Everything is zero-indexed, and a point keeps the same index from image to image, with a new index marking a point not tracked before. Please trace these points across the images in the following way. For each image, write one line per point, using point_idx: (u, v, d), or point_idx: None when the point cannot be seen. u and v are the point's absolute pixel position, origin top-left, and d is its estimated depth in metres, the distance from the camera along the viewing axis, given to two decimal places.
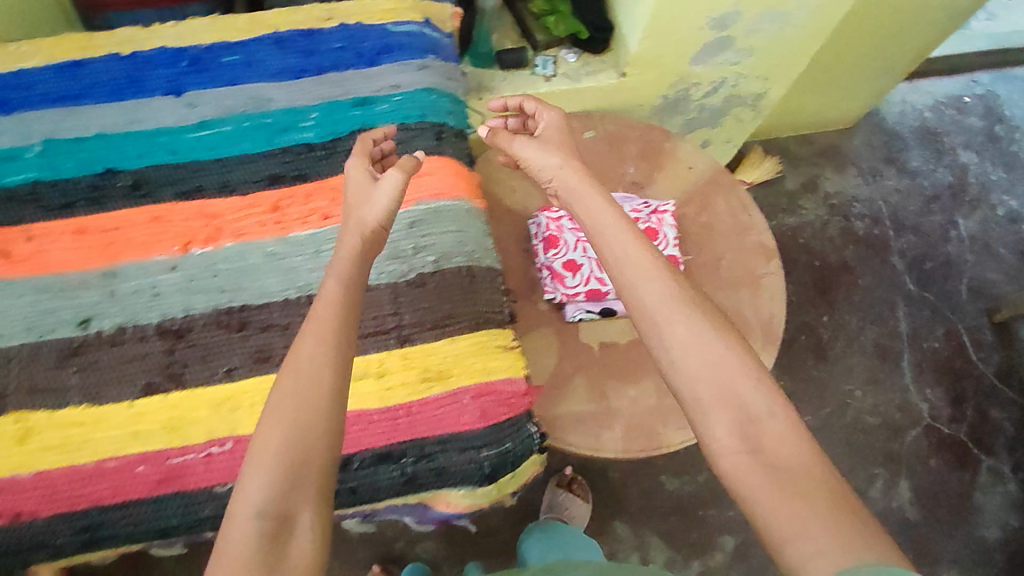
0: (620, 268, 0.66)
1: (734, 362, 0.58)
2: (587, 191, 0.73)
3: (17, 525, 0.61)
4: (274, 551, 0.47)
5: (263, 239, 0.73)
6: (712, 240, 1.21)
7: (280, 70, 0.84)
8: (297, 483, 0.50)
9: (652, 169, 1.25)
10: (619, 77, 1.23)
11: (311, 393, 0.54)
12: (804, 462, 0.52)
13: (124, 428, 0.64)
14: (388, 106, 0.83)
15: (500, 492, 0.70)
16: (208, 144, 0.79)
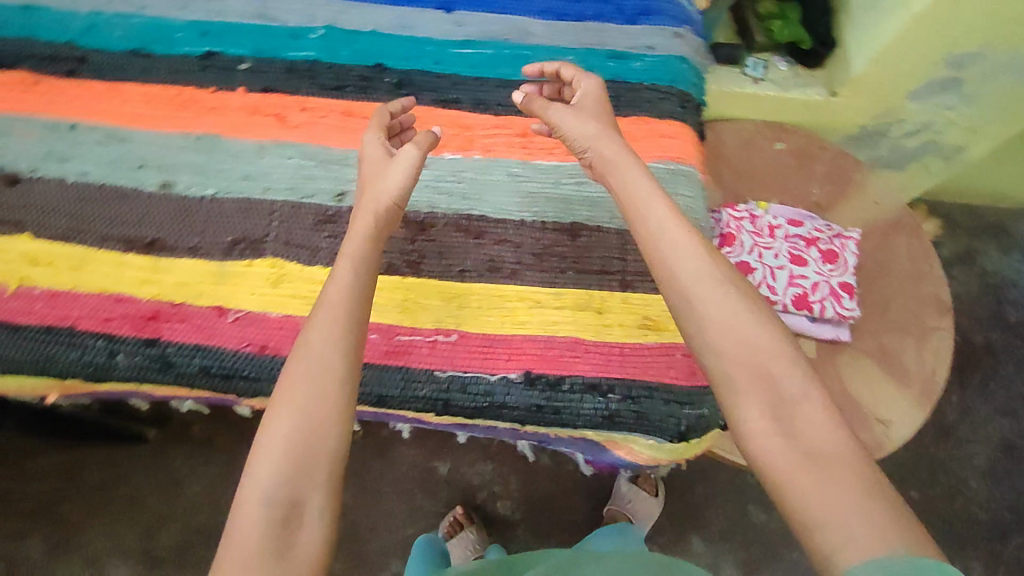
0: (650, 234, 0.59)
1: (768, 341, 0.52)
2: (616, 144, 0.65)
3: (260, 355, 0.66)
4: (284, 537, 0.47)
5: (509, 159, 0.77)
6: (885, 282, 1.09)
7: (544, 10, 0.86)
8: (308, 472, 0.50)
9: (838, 196, 1.15)
10: (828, 95, 1.13)
11: (321, 383, 0.53)
12: (839, 449, 0.46)
13: None
14: (641, 65, 0.84)
15: (682, 455, 0.71)
16: (470, 61, 0.83)
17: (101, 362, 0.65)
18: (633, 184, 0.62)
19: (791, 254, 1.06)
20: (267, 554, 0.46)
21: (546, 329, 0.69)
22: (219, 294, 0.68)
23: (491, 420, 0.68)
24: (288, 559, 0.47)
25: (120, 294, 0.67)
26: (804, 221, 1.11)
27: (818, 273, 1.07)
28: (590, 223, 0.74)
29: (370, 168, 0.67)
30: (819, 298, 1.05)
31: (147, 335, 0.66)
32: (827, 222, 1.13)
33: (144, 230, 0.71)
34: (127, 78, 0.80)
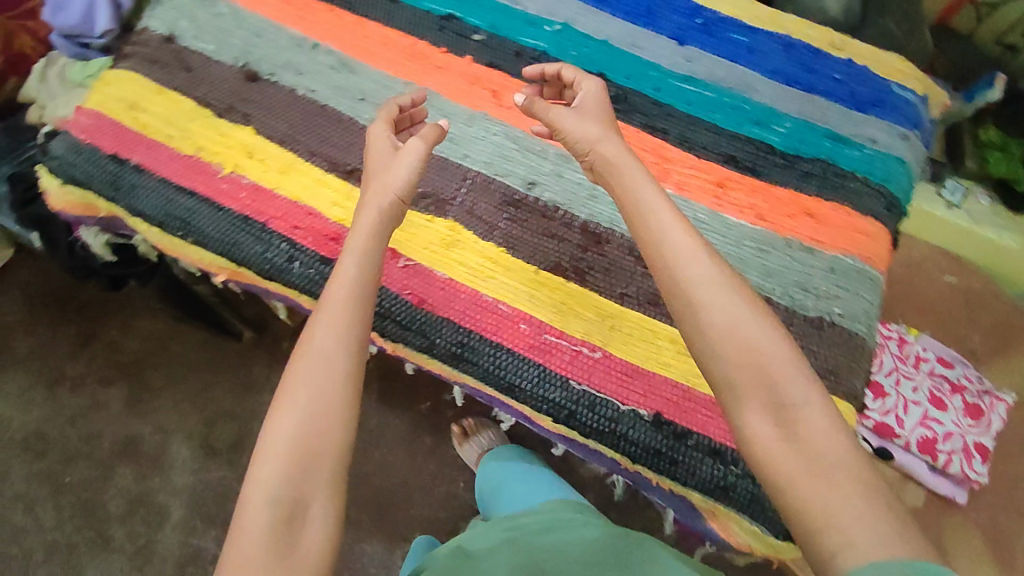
0: (664, 248, 0.58)
1: (777, 350, 0.53)
2: (613, 142, 0.65)
3: (417, 308, 0.68)
4: (288, 534, 0.50)
5: (697, 203, 0.75)
6: None
7: (775, 70, 0.82)
8: (311, 471, 0.53)
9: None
10: None
11: (324, 381, 0.56)
12: (837, 454, 0.48)
13: (524, 286, 0.69)
14: (858, 154, 0.79)
15: (779, 555, 0.67)
16: (687, 98, 0.81)
17: (279, 264, 0.69)
18: (638, 191, 0.62)
19: (932, 393, 0.98)
20: (271, 549, 0.49)
21: (688, 380, 0.67)
22: (396, 238, 0.70)
23: (604, 447, 0.67)
24: (293, 554, 0.49)
25: (311, 208, 0.71)
26: (956, 364, 1.02)
27: (957, 423, 0.98)
28: (760, 292, 0.72)
29: (374, 159, 0.67)
30: (946, 450, 0.97)
31: (324, 254, 0.69)
32: (979, 374, 1.04)
33: (347, 156, 0.74)
34: (372, 18, 0.82)
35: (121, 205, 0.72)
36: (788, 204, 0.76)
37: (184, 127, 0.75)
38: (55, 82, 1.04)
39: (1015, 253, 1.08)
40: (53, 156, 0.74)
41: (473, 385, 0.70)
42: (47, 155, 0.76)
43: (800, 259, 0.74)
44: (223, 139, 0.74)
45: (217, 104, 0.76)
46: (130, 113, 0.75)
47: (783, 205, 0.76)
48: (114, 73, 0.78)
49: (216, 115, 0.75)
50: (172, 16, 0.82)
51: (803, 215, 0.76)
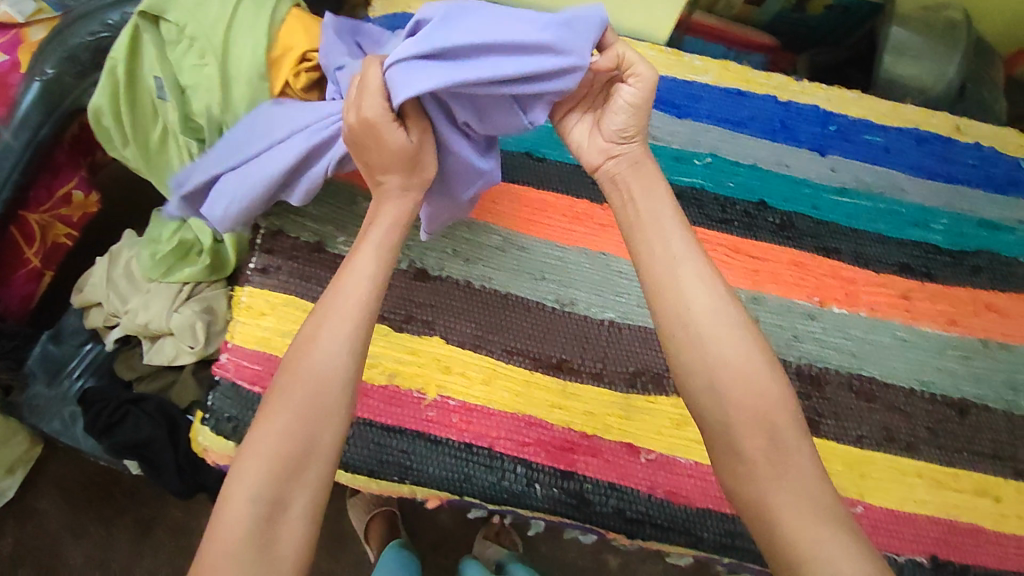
0: (693, 317, 0.52)
1: (778, 394, 0.52)
2: (636, 155, 0.59)
3: (669, 502, 0.64)
4: (264, 533, 0.46)
5: (894, 321, 0.75)
6: None
7: (915, 166, 0.84)
8: (298, 464, 0.48)
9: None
10: None
11: (322, 379, 0.50)
12: (818, 492, 0.48)
13: (550, 395, 0.67)
14: (1015, 238, 0.81)
15: None
16: (845, 211, 0.80)
17: (518, 490, 0.63)
18: (650, 201, 0.57)
19: None
20: (251, 547, 0.45)
21: (947, 511, 0.67)
22: (630, 431, 0.66)
23: None
24: (273, 550, 0.46)
25: (531, 417, 0.65)
26: None
27: None
28: (977, 401, 0.72)
29: (370, 148, 0.55)
30: None
31: (526, 458, 0.64)
32: None
33: (550, 347, 0.69)
34: (521, 181, 0.75)
35: None
36: (969, 303, 0.77)
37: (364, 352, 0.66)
38: (123, 281, 0.93)
39: None
40: (212, 411, 0.64)
41: (731, 564, 0.67)
42: (205, 411, 0.65)
43: (1001, 357, 0.74)
44: (414, 358, 0.66)
45: (394, 316, 0.68)
46: None
47: (967, 305, 0.76)
48: (257, 300, 0.68)
49: (395, 329, 0.67)
50: (310, 218, 0.72)
51: (986, 311, 0.76)
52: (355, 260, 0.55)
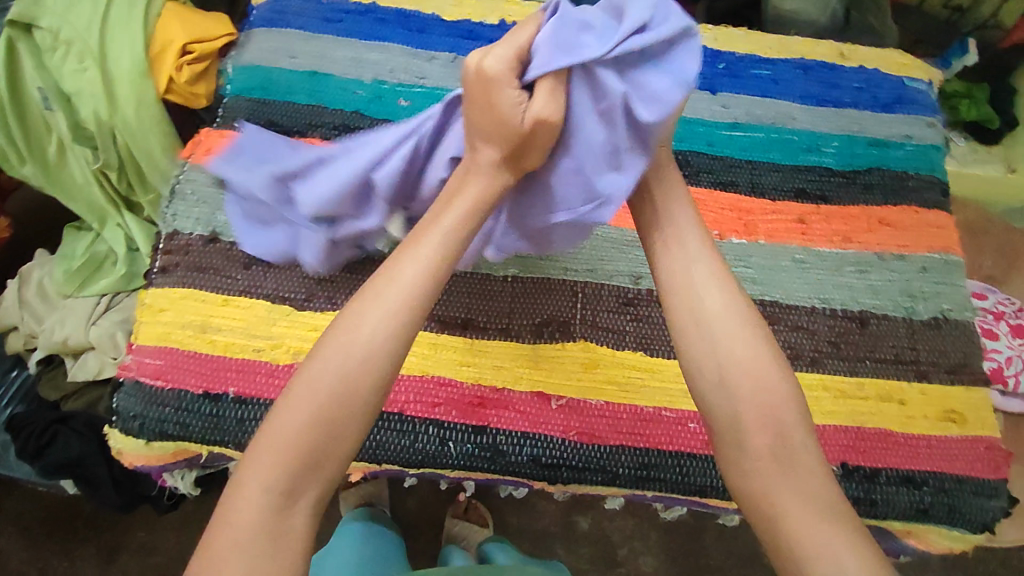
0: (704, 318, 0.53)
1: (788, 400, 0.51)
2: (667, 159, 0.60)
3: (582, 443, 0.65)
4: (274, 525, 0.45)
5: (791, 245, 0.77)
6: None
7: (804, 94, 0.85)
8: (314, 462, 0.47)
9: (1010, 270, 1.09)
10: (1007, 171, 1.10)
11: (357, 375, 0.48)
12: (824, 492, 0.48)
13: (459, 354, 0.67)
14: (903, 153, 0.83)
15: (973, 542, 0.70)
16: (740, 145, 0.82)
17: (433, 451, 0.64)
18: (673, 205, 0.58)
19: (985, 327, 1.00)
20: (260, 539, 0.45)
21: (856, 419, 0.69)
22: (539, 380, 0.67)
23: None
24: (276, 547, 0.45)
25: (441, 377, 0.66)
26: (988, 294, 1.04)
27: (1010, 346, 1.00)
28: (877, 312, 0.74)
29: (476, 106, 0.54)
30: (1013, 373, 0.98)
31: (438, 418, 0.65)
32: (1006, 296, 1.05)
33: (488, 313, 0.70)
34: None
35: (233, 445, 0.64)
36: (863, 218, 0.79)
37: (269, 334, 0.67)
38: (37, 302, 0.92)
39: (1010, 183, 1.12)
40: (119, 413, 0.65)
41: (656, 496, 0.69)
42: (114, 414, 0.65)
43: (896, 268, 0.77)
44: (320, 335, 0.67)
45: (295, 295, 0.69)
46: (203, 338, 0.66)
47: (860, 222, 0.78)
48: (157, 297, 0.68)
49: (298, 309, 0.68)
50: (201, 211, 0.72)
51: (879, 225, 0.79)
52: (406, 252, 0.52)
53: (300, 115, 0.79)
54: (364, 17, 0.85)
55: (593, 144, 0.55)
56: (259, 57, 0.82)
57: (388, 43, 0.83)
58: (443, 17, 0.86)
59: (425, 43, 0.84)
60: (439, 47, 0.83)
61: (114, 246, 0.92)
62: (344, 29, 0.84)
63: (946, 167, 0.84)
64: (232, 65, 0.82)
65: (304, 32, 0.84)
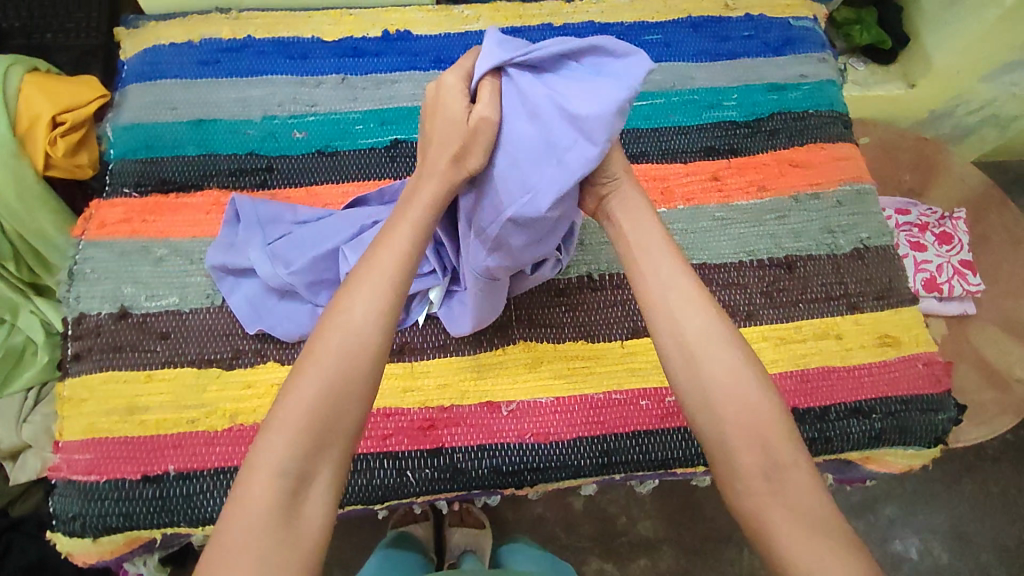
0: (683, 332, 0.50)
1: (776, 411, 0.48)
2: (622, 191, 0.56)
3: (540, 443, 0.65)
4: (289, 509, 0.42)
5: (710, 204, 0.77)
6: (990, 251, 1.07)
7: (697, 52, 0.85)
8: (326, 439, 0.44)
9: (928, 180, 1.12)
10: (907, 88, 1.13)
11: (357, 351, 0.47)
12: (820, 512, 0.44)
13: (401, 381, 0.66)
14: (800, 93, 0.84)
15: (928, 456, 0.73)
16: (644, 113, 0.81)
17: (392, 483, 0.63)
18: (638, 233, 0.55)
19: (911, 241, 1.03)
20: (270, 531, 0.41)
21: (799, 362, 0.70)
22: (486, 390, 0.66)
23: None
24: (296, 529, 0.42)
25: (387, 408, 0.65)
26: (910, 208, 1.08)
27: (940, 255, 1.03)
28: (801, 254, 0.76)
29: (434, 116, 0.55)
30: (947, 279, 1.01)
31: (391, 450, 0.64)
32: (928, 206, 1.09)
33: (427, 333, 0.68)
34: (321, 182, 0.74)
35: (186, 523, 0.62)
36: (773, 165, 0.80)
37: (200, 401, 0.64)
38: None
39: (911, 99, 1.15)
40: (60, 517, 0.62)
41: (623, 477, 0.69)
42: (55, 518, 0.62)
43: (812, 207, 0.78)
44: (255, 391, 0.65)
45: (221, 356, 0.66)
46: (133, 420, 0.64)
47: (771, 168, 0.79)
48: (77, 388, 0.65)
49: (227, 369, 0.66)
50: (106, 288, 0.69)
51: (790, 168, 0.80)
52: (388, 238, 0.52)
53: (192, 169, 0.74)
54: (241, 52, 0.80)
55: (527, 137, 0.51)
56: (138, 115, 0.77)
57: (272, 76, 0.79)
58: (324, 39, 0.82)
59: (309, 68, 0.80)
60: (325, 69, 0.80)
61: (34, 334, 0.86)
62: (222, 68, 0.79)
63: (843, 100, 0.85)
64: (111, 128, 0.76)
65: (180, 79, 0.79)
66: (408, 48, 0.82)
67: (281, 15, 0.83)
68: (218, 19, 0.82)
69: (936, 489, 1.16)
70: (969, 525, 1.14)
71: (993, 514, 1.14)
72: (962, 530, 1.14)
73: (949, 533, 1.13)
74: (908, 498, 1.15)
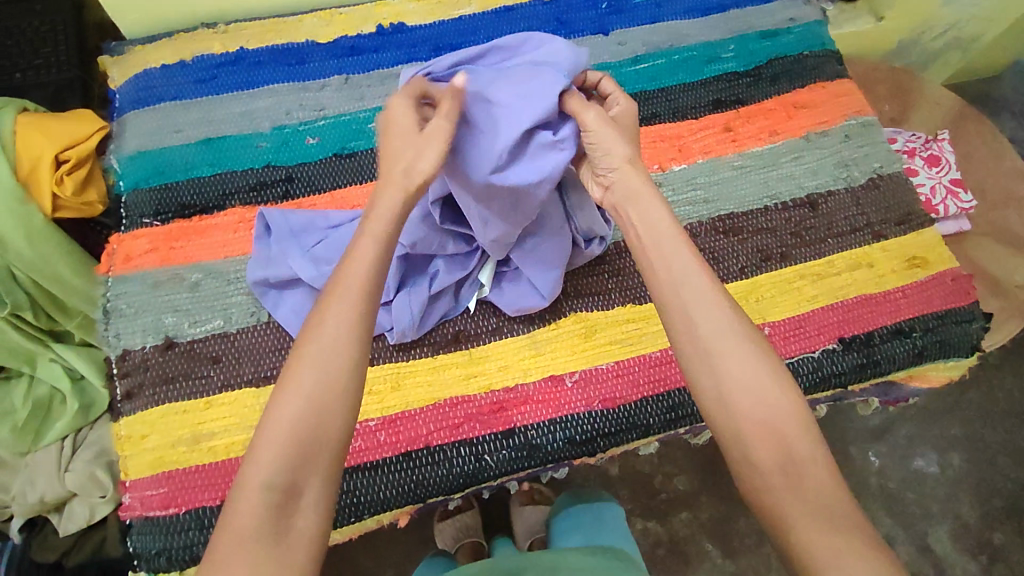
0: (696, 324, 0.50)
1: (789, 406, 0.48)
2: (631, 179, 0.54)
3: (608, 409, 0.66)
4: (278, 522, 0.42)
5: (727, 155, 0.79)
6: (972, 169, 1.11)
7: (688, 9, 0.87)
8: (309, 455, 0.44)
9: (907, 108, 1.15)
10: (877, 21, 1.17)
11: (334, 363, 0.45)
12: (835, 503, 0.46)
13: (464, 368, 0.66)
14: (793, 37, 0.86)
15: (965, 366, 0.76)
16: (648, 75, 0.82)
17: (472, 469, 0.64)
18: (647, 224, 0.53)
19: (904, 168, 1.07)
20: (258, 541, 0.42)
21: (837, 294, 0.73)
22: (547, 365, 0.67)
23: (841, 385, 0.72)
24: (286, 547, 0.42)
25: (454, 397, 0.65)
26: (898, 137, 1.11)
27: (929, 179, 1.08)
28: (821, 191, 0.78)
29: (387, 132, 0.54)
30: (942, 201, 1.07)
31: (465, 438, 0.64)
32: (911, 133, 1.13)
33: (481, 318, 0.69)
34: (343, 185, 0.74)
35: None
36: (780, 108, 0.82)
37: None
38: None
39: (881, 32, 1.19)
40: (139, 556, 0.61)
41: (687, 430, 0.71)
42: (135, 558, 0.61)
43: (824, 145, 0.80)
44: None
45: (278, 371, 0.65)
46: (200, 448, 0.62)
47: (778, 112, 0.81)
48: (134, 426, 0.63)
49: None
50: (145, 322, 0.67)
51: (796, 110, 0.82)
52: (357, 247, 0.49)
53: (209, 189, 0.72)
54: (238, 65, 0.78)
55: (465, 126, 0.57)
56: (142, 143, 0.75)
57: (273, 85, 0.78)
58: (320, 42, 0.81)
59: (311, 73, 0.79)
60: (327, 73, 0.79)
61: (60, 384, 0.83)
62: (221, 84, 0.77)
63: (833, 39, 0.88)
64: (116, 160, 0.74)
65: (180, 101, 0.77)
66: (406, 40, 0.81)
67: (271, 23, 0.81)
68: (208, 35, 0.80)
69: (949, 402, 1.22)
70: (983, 431, 1.20)
71: (1003, 417, 1.21)
72: (977, 437, 1.19)
73: (966, 442, 1.19)
74: (924, 414, 1.20)
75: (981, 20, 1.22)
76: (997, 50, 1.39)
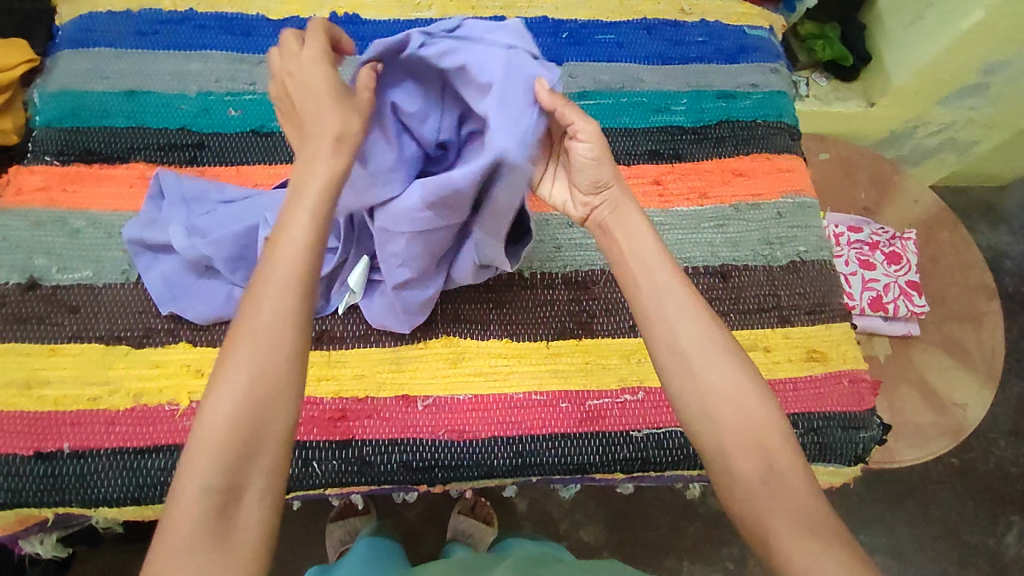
0: (678, 341, 0.48)
1: (768, 414, 0.46)
2: (616, 199, 0.53)
3: (456, 441, 0.64)
4: (219, 525, 0.39)
5: (649, 209, 0.77)
6: (936, 275, 1.05)
7: (649, 55, 0.85)
8: (250, 451, 0.40)
9: (882, 199, 1.09)
10: (867, 106, 1.13)
11: (271, 348, 0.42)
12: (816, 512, 0.43)
13: (316, 369, 0.65)
14: (749, 103, 0.84)
15: (849, 476, 0.73)
16: (590, 113, 0.80)
17: (298, 474, 0.62)
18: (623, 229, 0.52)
19: (860, 259, 1.02)
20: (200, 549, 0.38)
21: None
22: (404, 384, 0.65)
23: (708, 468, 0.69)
24: (230, 550, 0.39)
25: None
26: (864, 226, 1.06)
27: (888, 274, 1.02)
28: (737, 264, 0.75)
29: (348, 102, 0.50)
30: (894, 299, 1.00)
31: (299, 439, 0.62)
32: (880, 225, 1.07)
33: (349, 321, 0.67)
34: (251, 162, 0.72)
35: (77, 503, 0.60)
36: (717, 172, 0.79)
37: (103, 379, 0.62)
38: None
39: (869, 118, 1.15)
40: None
41: (542, 478, 0.68)
42: None
43: (753, 218, 0.78)
44: (158, 373, 0.63)
45: (131, 333, 0.64)
46: (30, 394, 0.61)
47: (714, 176, 0.79)
48: None
49: (135, 347, 0.64)
50: (16, 257, 0.66)
51: (734, 177, 0.79)
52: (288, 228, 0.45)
53: (118, 140, 0.72)
54: (182, 25, 0.78)
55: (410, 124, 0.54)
56: (68, 82, 0.74)
57: (211, 51, 0.77)
58: (269, 17, 0.80)
59: (252, 46, 0.78)
60: (268, 49, 0.78)
61: None
62: (160, 40, 0.77)
63: (793, 113, 0.85)
64: (38, 94, 0.74)
65: (114, 48, 0.76)
66: (356, 31, 0.80)
67: None
68: None
69: (873, 506, 1.17)
70: (902, 545, 1.14)
71: (925, 534, 1.15)
72: (894, 550, 1.14)
73: (882, 552, 1.14)
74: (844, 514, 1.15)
75: (980, 126, 1.17)
76: (998, 160, 1.34)
